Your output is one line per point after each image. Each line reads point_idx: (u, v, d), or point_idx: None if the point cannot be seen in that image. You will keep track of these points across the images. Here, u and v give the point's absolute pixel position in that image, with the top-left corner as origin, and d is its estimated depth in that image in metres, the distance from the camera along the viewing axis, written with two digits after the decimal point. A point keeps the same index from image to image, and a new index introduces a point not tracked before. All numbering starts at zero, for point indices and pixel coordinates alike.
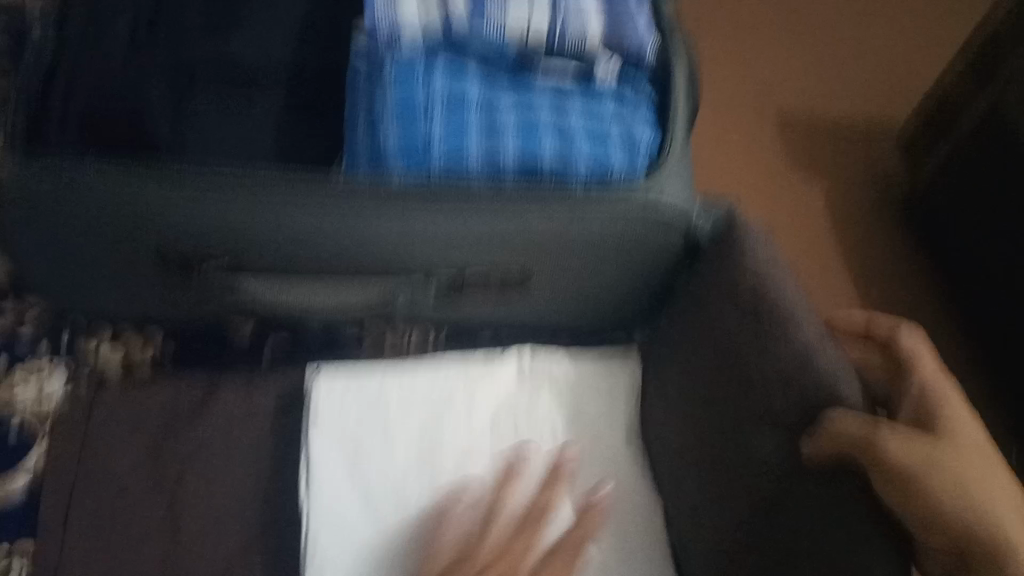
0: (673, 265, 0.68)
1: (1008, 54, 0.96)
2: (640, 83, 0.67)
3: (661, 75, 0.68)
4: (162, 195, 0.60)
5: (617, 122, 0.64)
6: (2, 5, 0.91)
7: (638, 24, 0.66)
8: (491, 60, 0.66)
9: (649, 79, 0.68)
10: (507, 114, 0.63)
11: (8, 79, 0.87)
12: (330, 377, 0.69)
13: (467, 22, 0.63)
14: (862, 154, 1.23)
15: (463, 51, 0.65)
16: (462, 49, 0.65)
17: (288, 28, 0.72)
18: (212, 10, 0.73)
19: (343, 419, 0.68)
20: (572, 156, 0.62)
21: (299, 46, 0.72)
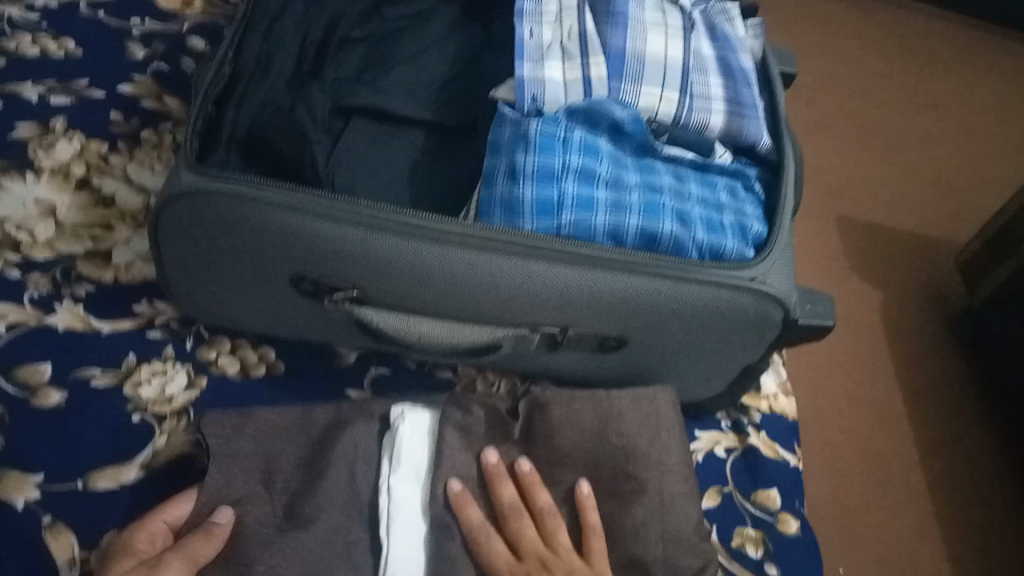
0: (763, 348, 0.72)
1: None
2: (750, 181, 0.74)
3: (767, 178, 0.76)
4: (311, 221, 0.66)
5: (730, 212, 0.71)
6: (160, 38, 1.01)
7: (753, 125, 0.75)
8: (620, 142, 0.73)
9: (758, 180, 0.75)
10: (631, 190, 0.69)
11: (157, 103, 0.95)
12: (413, 420, 0.72)
13: (607, 110, 0.71)
14: (896, 280, 1.38)
15: (596, 130, 0.72)
16: (594, 128, 0.72)
17: (429, 92, 0.81)
18: (367, 69, 0.82)
19: (418, 459, 0.71)
20: (688, 235, 0.68)
21: (439, 107, 0.80)
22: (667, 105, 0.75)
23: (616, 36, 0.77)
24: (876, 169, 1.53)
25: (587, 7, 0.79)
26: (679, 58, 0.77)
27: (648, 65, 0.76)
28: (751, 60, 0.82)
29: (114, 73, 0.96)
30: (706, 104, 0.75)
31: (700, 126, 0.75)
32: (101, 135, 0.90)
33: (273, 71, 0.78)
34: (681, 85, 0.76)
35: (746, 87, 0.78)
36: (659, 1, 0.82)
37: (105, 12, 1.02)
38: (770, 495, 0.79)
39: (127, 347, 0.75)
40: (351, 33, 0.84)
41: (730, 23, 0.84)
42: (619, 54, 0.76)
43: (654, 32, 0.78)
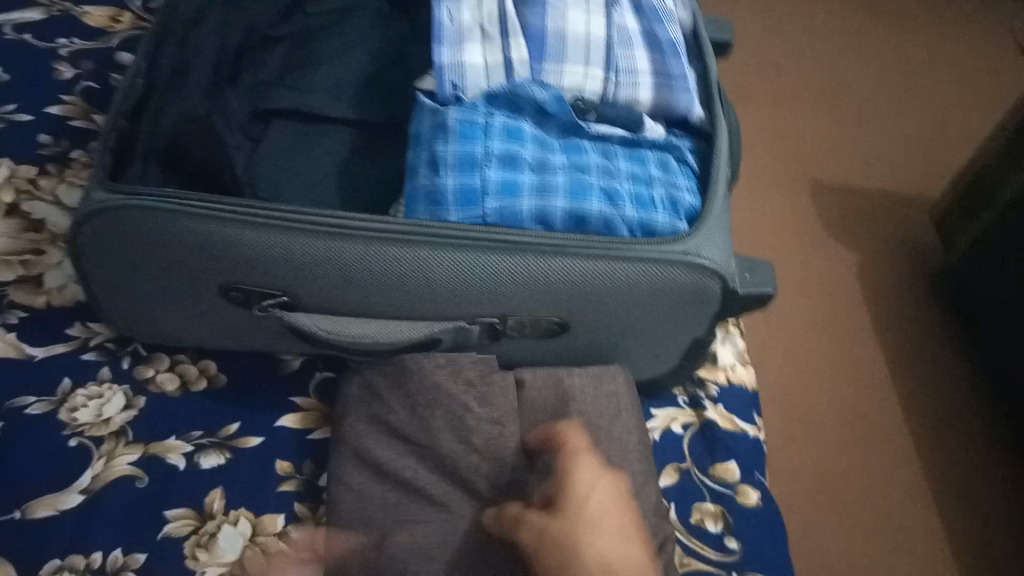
0: (707, 323, 0.71)
1: None
2: (682, 153, 0.73)
3: (701, 148, 0.76)
4: (230, 228, 0.64)
5: (660, 186, 0.69)
6: (89, 56, 1.00)
7: (682, 96, 0.75)
8: (546, 124, 0.72)
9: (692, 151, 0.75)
10: (557, 171, 0.68)
11: (87, 123, 0.93)
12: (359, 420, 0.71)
13: (525, 97, 0.71)
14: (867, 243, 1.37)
15: (518, 114, 0.71)
16: (516, 112, 0.71)
17: (353, 89, 0.80)
18: (290, 70, 0.81)
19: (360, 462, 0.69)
20: (617, 213, 0.67)
21: (365, 103, 0.79)
22: (592, 83, 0.74)
23: (535, 17, 0.76)
24: (838, 132, 1.52)
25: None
26: (602, 35, 0.76)
27: (570, 43, 0.75)
28: (679, 30, 0.81)
29: (43, 97, 0.95)
30: (632, 78, 0.75)
31: (629, 102, 0.75)
32: (31, 160, 0.89)
33: (190, 77, 0.75)
34: (605, 62, 0.75)
35: (673, 58, 0.77)
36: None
37: (32, 35, 1.01)
38: (728, 469, 0.78)
39: (63, 372, 0.74)
40: (272, 34, 0.83)
41: None
42: (539, 36, 0.75)
43: (575, 9, 0.76)
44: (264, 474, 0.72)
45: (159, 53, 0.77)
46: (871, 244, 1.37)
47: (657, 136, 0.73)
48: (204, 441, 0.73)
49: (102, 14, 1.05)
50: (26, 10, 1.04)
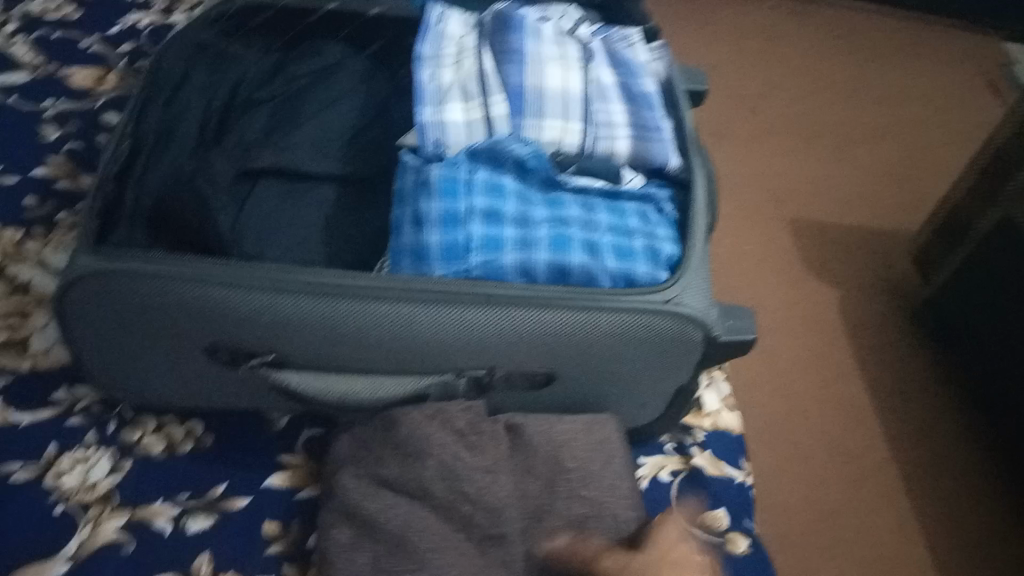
0: (691, 369, 0.72)
1: (1012, 171, 1.13)
2: (660, 203, 0.75)
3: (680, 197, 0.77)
4: (215, 290, 0.65)
5: (640, 237, 0.71)
6: (74, 116, 1.01)
7: (659, 147, 0.77)
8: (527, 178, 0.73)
9: (670, 200, 0.76)
10: (539, 225, 0.69)
11: (73, 183, 0.94)
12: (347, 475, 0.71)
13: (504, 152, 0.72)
14: (848, 280, 1.39)
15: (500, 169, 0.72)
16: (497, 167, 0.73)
17: (337, 147, 0.81)
18: (276, 128, 0.81)
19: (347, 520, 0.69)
20: (598, 265, 0.68)
21: (349, 160, 0.80)
22: (570, 138, 0.76)
23: (514, 73, 0.77)
24: (817, 171, 1.55)
25: (486, 46, 0.80)
26: (580, 89, 0.78)
27: (549, 99, 0.76)
28: (654, 83, 0.83)
29: (28, 158, 0.95)
30: (610, 131, 0.77)
31: (608, 153, 0.76)
32: (16, 223, 0.89)
33: (177, 140, 0.78)
34: (583, 116, 0.77)
35: (649, 110, 0.79)
36: (558, 34, 0.83)
37: (18, 97, 1.02)
38: (717, 516, 0.78)
39: (48, 437, 0.73)
40: (258, 93, 0.84)
41: (632, 48, 0.86)
42: (519, 90, 0.76)
43: (553, 66, 0.78)
44: (255, 537, 0.72)
45: (146, 110, 0.78)
46: (853, 280, 1.39)
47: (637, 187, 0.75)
48: (192, 505, 0.72)
49: (87, 75, 1.07)
50: (12, 73, 1.05)
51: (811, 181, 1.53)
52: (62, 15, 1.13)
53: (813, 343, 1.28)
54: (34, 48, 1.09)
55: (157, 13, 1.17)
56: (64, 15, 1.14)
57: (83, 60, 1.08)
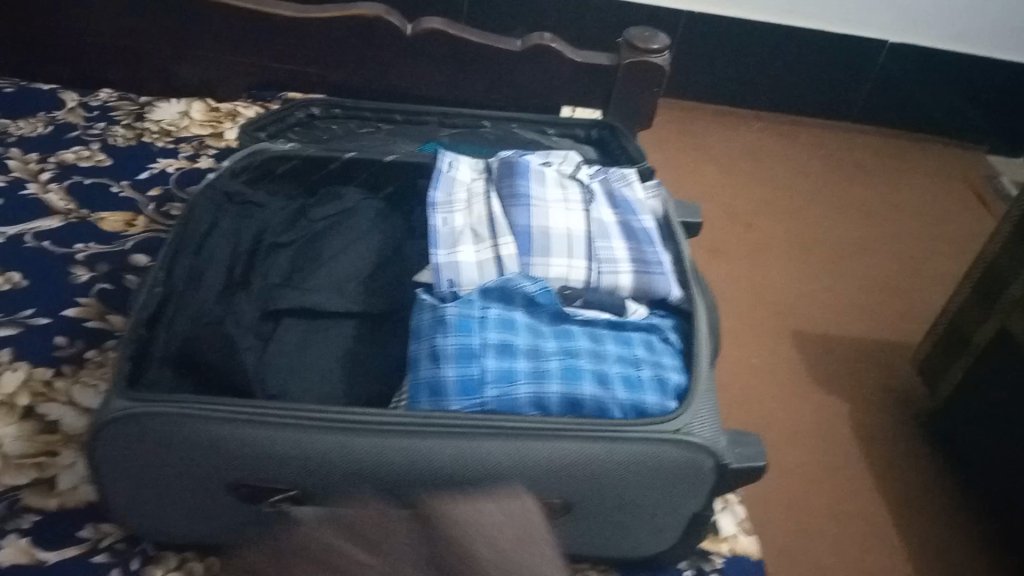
0: (704, 496, 0.73)
1: (1003, 285, 1.17)
2: (665, 333, 0.79)
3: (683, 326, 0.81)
4: (244, 429, 0.68)
5: (648, 367, 0.74)
6: (104, 259, 1.07)
7: (660, 278, 0.82)
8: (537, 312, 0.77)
9: (673, 329, 0.80)
10: (551, 358, 0.73)
11: (102, 323, 0.99)
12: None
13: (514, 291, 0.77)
14: None
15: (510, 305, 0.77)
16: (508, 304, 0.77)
17: (356, 286, 0.86)
18: (298, 270, 0.88)
19: None
20: (609, 395, 0.71)
21: (367, 300, 0.85)
22: (576, 273, 0.81)
23: (521, 215, 0.84)
24: None
25: (495, 191, 0.87)
26: (583, 229, 0.84)
27: (554, 238, 0.82)
28: (652, 219, 0.89)
29: (60, 300, 1.01)
30: (613, 266, 0.82)
31: (612, 287, 0.81)
32: (47, 362, 0.93)
33: (204, 284, 0.81)
34: (587, 253, 0.83)
35: (649, 245, 0.85)
36: (560, 177, 0.90)
37: (51, 241, 1.08)
38: None
39: (71, 575, 0.75)
40: (281, 237, 0.90)
41: (629, 187, 0.93)
42: (527, 231, 0.82)
43: (557, 208, 0.85)
44: None
45: (174, 263, 0.81)
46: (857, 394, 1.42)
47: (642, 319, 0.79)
48: None
49: (118, 219, 1.14)
50: (45, 219, 1.12)
51: None
52: (94, 163, 1.23)
53: None
54: (66, 195, 1.16)
55: (184, 159, 1.27)
56: (96, 162, 1.23)
57: (112, 206, 1.16)
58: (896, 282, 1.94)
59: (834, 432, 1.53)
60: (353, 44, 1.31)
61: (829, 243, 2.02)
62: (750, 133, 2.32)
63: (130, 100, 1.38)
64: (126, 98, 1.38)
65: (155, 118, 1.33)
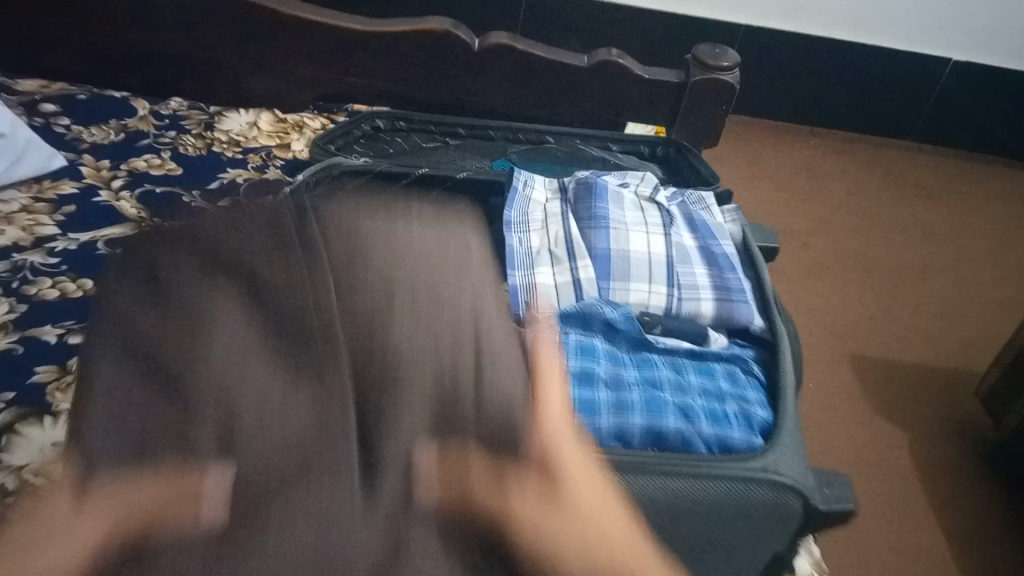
0: (789, 543, 0.70)
1: None
2: (748, 365, 0.76)
3: (765, 357, 0.79)
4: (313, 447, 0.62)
5: (732, 401, 0.72)
6: None
7: (741, 306, 0.81)
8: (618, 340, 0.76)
9: (757, 361, 0.78)
10: (632, 388, 0.70)
11: None
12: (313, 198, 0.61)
13: (592, 320, 0.74)
14: None
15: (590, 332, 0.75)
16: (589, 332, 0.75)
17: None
18: None
19: None
20: (694, 429, 0.68)
21: None
22: (658, 299, 0.80)
23: (600, 239, 0.82)
24: None
25: (571, 212, 0.86)
26: (664, 253, 0.83)
27: (634, 262, 0.81)
28: (732, 246, 0.88)
29: None
30: (695, 293, 0.81)
31: (693, 314, 0.80)
32: None
33: None
34: (668, 279, 0.81)
35: (730, 272, 0.84)
36: (637, 201, 0.89)
37: (123, 248, 1.10)
38: None
39: None
40: None
41: (709, 211, 0.91)
42: (606, 255, 0.81)
43: (635, 231, 0.84)
44: None
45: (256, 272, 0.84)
46: None
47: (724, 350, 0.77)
48: None
49: None
50: (117, 226, 1.13)
51: None
52: (165, 171, 1.25)
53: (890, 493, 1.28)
54: (136, 202, 1.17)
55: (252, 170, 1.27)
56: (167, 171, 1.25)
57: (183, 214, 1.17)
58: (960, 308, 1.88)
59: (893, 463, 1.50)
60: (423, 55, 1.29)
61: (891, 266, 1.96)
62: (809, 152, 2.27)
63: (200, 110, 1.41)
64: (196, 109, 1.41)
65: (225, 129, 1.37)
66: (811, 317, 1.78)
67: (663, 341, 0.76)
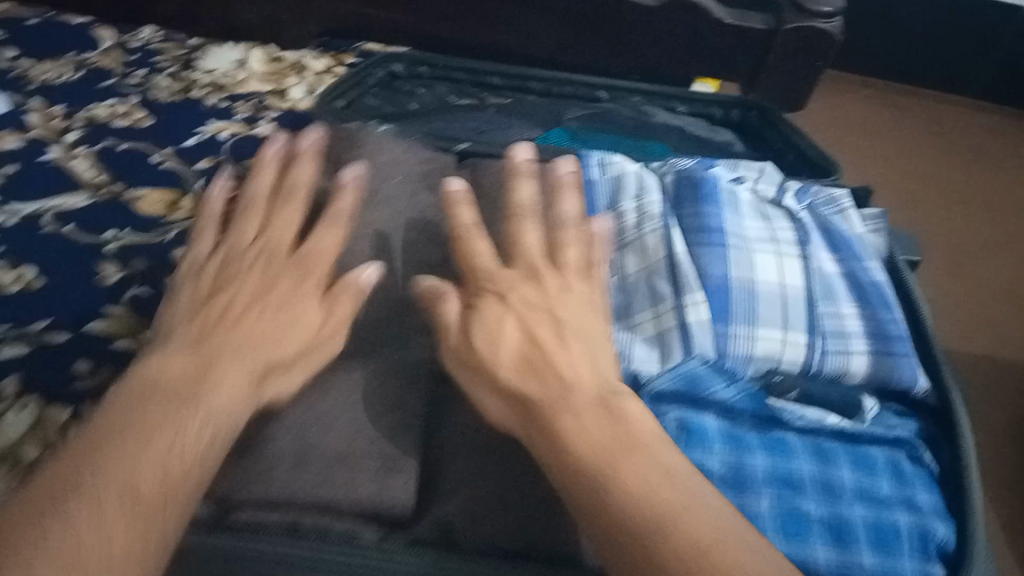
0: None
1: None
2: (915, 452, 0.58)
3: (931, 432, 0.60)
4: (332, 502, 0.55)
5: (902, 509, 0.53)
6: (140, 253, 0.86)
7: (909, 363, 0.60)
8: (742, 413, 0.57)
9: (922, 438, 0.59)
10: (760, 491, 0.52)
11: (135, 341, 0.78)
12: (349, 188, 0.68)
13: (708, 383, 0.57)
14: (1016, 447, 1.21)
15: (706, 398, 0.56)
16: (702, 396, 0.56)
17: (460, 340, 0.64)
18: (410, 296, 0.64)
19: None
20: (852, 561, 0.50)
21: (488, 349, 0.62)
22: (793, 352, 0.60)
23: (716, 262, 0.62)
24: (958, 309, 1.38)
25: (675, 220, 0.66)
26: (801, 285, 0.63)
27: (764, 299, 0.61)
28: (881, 269, 0.68)
29: (84, 308, 0.80)
30: (842, 343, 0.61)
31: (840, 371, 0.60)
32: (65, 395, 0.73)
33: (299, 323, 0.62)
34: (808, 323, 0.61)
35: (886, 311, 0.63)
36: (759, 206, 0.70)
37: (76, 224, 0.88)
38: None
39: None
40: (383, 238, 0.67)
41: (846, 218, 0.72)
42: (722, 289, 0.61)
43: (762, 253, 0.64)
44: None
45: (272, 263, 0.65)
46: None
47: (885, 427, 0.58)
48: None
49: (160, 198, 0.92)
50: (71, 195, 0.91)
51: (954, 326, 1.35)
52: (131, 122, 1.00)
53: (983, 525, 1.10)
54: (96, 163, 0.95)
55: (240, 123, 1.03)
56: (133, 121, 1.01)
57: (153, 180, 0.94)
58: None
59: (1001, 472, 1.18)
60: None
61: (1003, 219, 1.55)
62: (906, 96, 1.76)
63: (177, 40, 1.14)
64: (172, 39, 1.15)
65: (206, 68, 1.10)
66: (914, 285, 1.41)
67: (800, 410, 0.58)
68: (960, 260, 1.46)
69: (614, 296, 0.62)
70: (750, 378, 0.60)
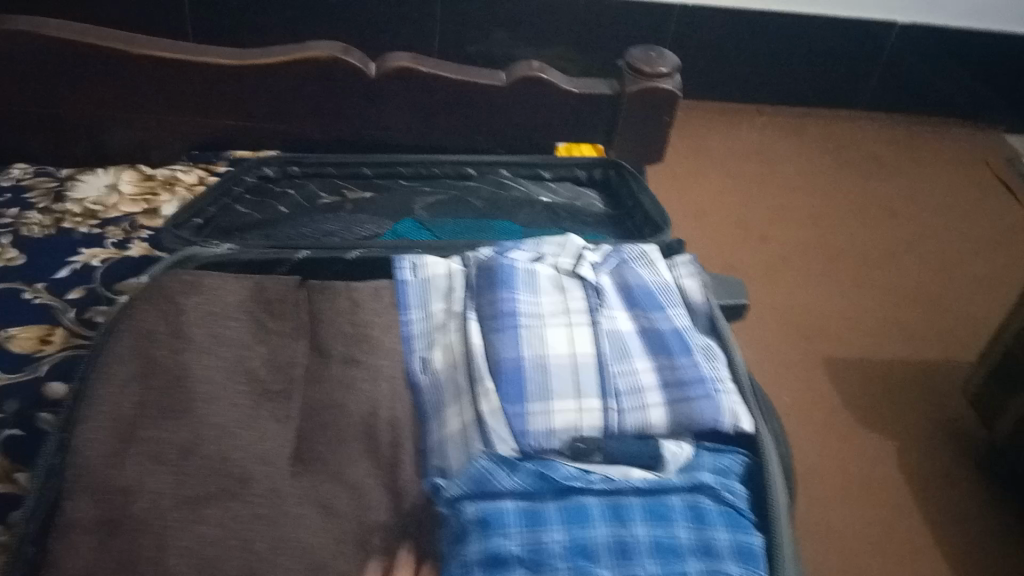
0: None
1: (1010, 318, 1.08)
2: (718, 492, 0.61)
3: (746, 463, 0.65)
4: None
5: (695, 556, 0.57)
6: (12, 394, 0.87)
7: (704, 405, 0.64)
8: (539, 490, 0.61)
9: (733, 472, 0.64)
10: (557, 566, 0.56)
11: (9, 485, 0.79)
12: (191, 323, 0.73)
13: (495, 477, 0.60)
14: (924, 411, 1.20)
15: (498, 491, 0.60)
16: (493, 491, 0.60)
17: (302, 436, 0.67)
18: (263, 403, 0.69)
19: None
20: None
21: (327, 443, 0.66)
22: (591, 418, 0.64)
23: (509, 345, 0.67)
24: (852, 279, 1.38)
25: (474, 304, 0.72)
26: (592, 352, 0.67)
27: (555, 374, 0.66)
28: (684, 314, 0.74)
29: None
30: (637, 398, 0.65)
31: (640, 425, 0.64)
32: None
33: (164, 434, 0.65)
34: (600, 387, 0.65)
35: (684, 356, 0.68)
36: (557, 277, 0.74)
37: None
38: None
39: None
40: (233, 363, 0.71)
41: (649, 270, 0.77)
42: (517, 368, 0.65)
43: (556, 327, 0.69)
44: None
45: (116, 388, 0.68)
46: (931, 404, 1.21)
47: (686, 475, 0.62)
48: None
49: (31, 333, 0.93)
50: None
51: (846, 293, 1.36)
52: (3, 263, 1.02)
53: (887, 477, 1.12)
54: None
55: (113, 249, 1.05)
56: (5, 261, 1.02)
57: (26, 317, 0.95)
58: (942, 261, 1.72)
59: (882, 476, 1.11)
60: (311, 90, 1.12)
61: None
62: None
63: (48, 175, 1.18)
64: (44, 173, 1.18)
65: (78, 198, 1.13)
66: (803, 297, 1.35)
67: (602, 476, 0.61)
68: (849, 229, 1.47)
69: (427, 395, 0.71)
70: (556, 451, 0.63)
